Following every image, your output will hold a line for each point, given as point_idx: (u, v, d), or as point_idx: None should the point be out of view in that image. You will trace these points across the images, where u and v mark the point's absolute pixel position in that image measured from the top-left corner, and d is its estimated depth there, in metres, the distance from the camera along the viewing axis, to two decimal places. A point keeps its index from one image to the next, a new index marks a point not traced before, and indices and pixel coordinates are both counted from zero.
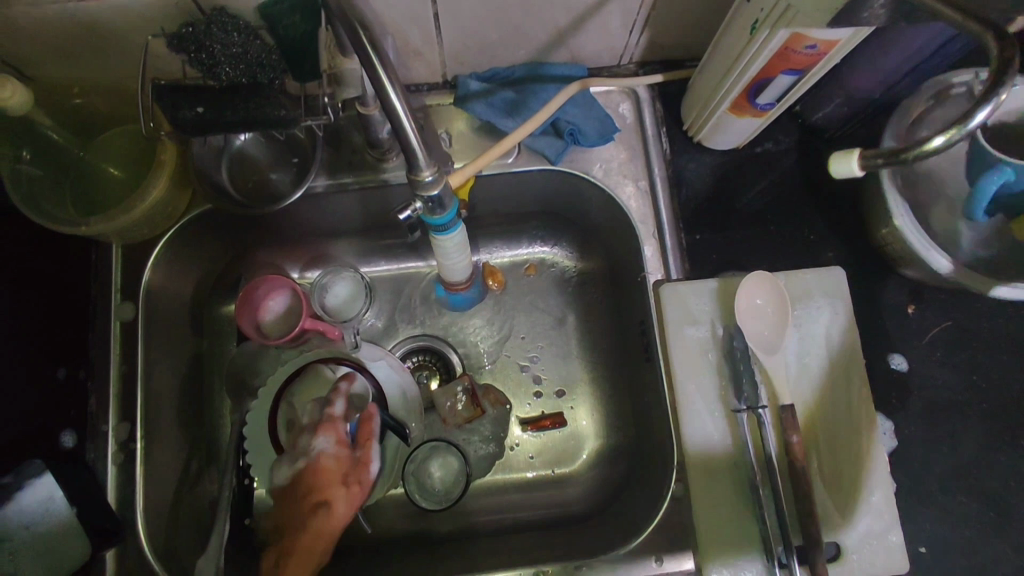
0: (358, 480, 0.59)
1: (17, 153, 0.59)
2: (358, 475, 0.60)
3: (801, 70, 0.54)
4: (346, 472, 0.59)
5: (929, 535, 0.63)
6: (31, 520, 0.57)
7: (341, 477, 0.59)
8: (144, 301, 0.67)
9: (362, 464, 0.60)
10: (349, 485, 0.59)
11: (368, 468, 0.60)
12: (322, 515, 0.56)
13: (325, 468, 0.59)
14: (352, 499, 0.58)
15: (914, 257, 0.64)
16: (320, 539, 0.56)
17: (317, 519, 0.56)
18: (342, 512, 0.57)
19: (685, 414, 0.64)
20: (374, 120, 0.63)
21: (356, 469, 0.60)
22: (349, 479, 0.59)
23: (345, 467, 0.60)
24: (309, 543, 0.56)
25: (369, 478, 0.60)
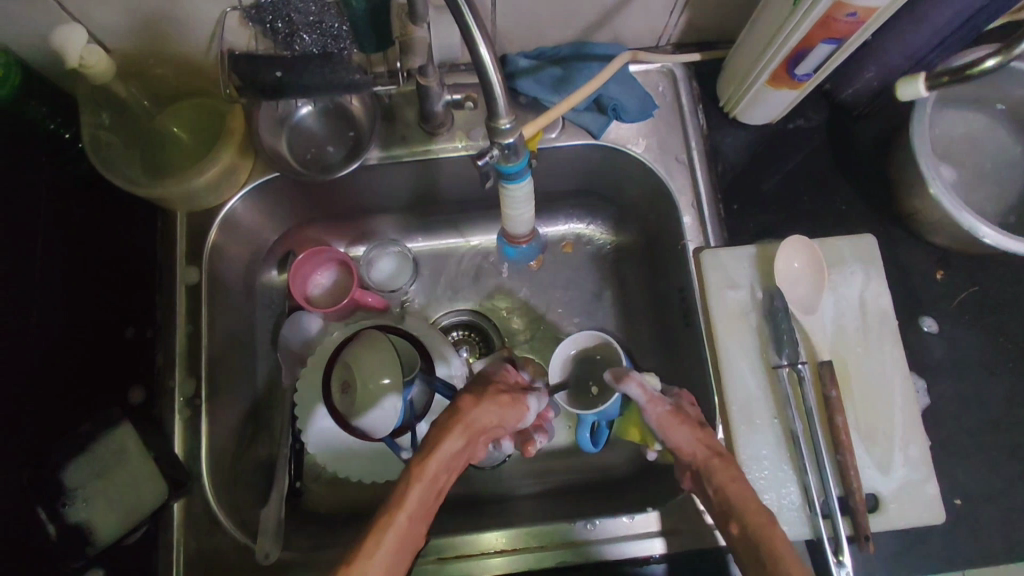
0: (516, 396, 0.59)
1: (98, 119, 0.64)
2: (516, 392, 0.60)
3: (840, 38, 0.57)
4: (505, 387, 0.60)
5: (962, 487, 0.66)
6: (104, 469, 0.60)
7: (499, 388, 0.59)
8: (207, 267, 0.70)
9: (520, 390, 0.60)
10: (501, 392, 0.58)
11: (524, 397, 0.60)
12: (475, 396, 0.56)
13: (488, 379, 0.61)
14: (502, 402, 0.57)
15: (944, 223, 0.67)
16: (462, 415, 0.53)
17: (468, 397, 0.55)
18: (489, 402, 0.56)
19: (727, 372, 0.66)
20: (431, 92, 0.66)
21: (514, 388, 0.60)
22: (505, 390, 0.59)
23: (507, 386, 0.60)
24: (455, 418, 0.53)
25: (524, 400, 0.59)
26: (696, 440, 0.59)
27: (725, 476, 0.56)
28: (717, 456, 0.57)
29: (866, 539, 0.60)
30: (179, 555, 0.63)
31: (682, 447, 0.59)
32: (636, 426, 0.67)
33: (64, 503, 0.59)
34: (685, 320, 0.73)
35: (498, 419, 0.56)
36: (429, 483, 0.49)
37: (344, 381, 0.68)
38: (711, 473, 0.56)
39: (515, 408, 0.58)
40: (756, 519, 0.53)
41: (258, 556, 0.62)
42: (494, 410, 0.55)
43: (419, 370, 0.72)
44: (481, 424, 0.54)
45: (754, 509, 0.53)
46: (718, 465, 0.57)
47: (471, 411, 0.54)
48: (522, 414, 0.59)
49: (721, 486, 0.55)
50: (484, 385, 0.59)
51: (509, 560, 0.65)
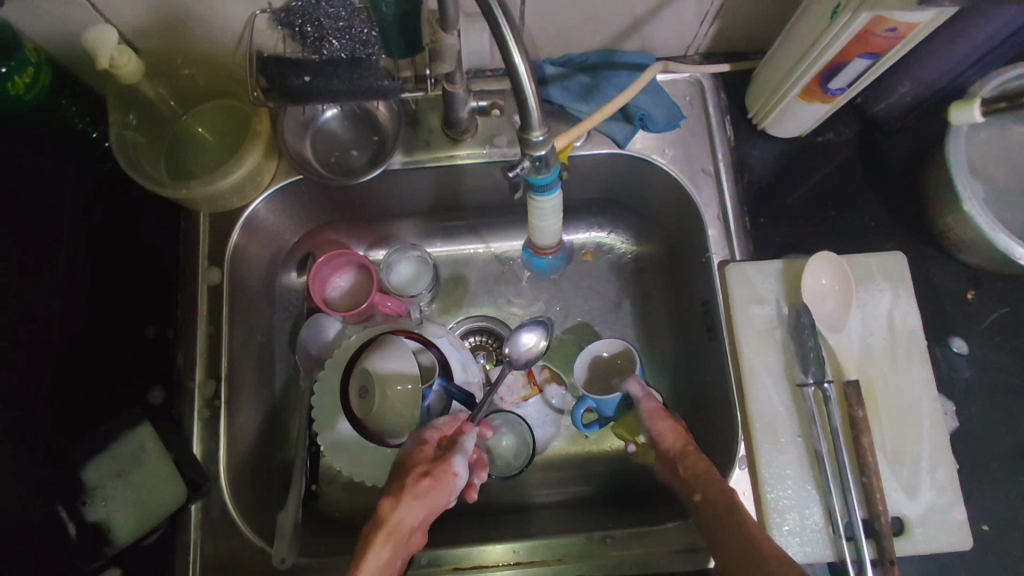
0: (436, 471, 0.56)
1: (126, 120, 0.64)
2: (436, 467, 0.57)
3: (878, 54, 0.56)
4: (424, 463, 0.58)
5: (990, 513, 0.65)
6: (123, 470, 0.61)
7: (418, 469, 0.57)
8: (230, 269, 0.70)
9: (442, 459, 0.58)
10: (421, 476, 0.56)
11: (448, 463, 0.57)
12: (391, 497, 0.54)
13: (407, 460, 0.58)
14: (422, 489, 0.55)
15: (978, 242, 0.66)
16: (378, 528, 0.52)
17: (385, 502, 0.54)
18: (408, 498, 0.54)
19: (750, 388, 0.66)
20: (457, 98, 0.65)
21: (435, 462, 0.57)
22: (423, 470, 0.57)
23: (427, 461, 0.58)
24: (374, 531, 0.52)
25: (447, 472, 0.57)
26: (675, 429, 0.64)
27: (692, 457, 0.61)
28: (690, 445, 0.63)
29: (891, 563, 0.59)
30: (196, 558, 0.63)
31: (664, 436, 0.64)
32: (623, 426, 0.71)
33: (83, 502, 0.59)
34: (708, 334, 0.72)
35: (426, 506, 0.54)
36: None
37: (361, 386, 0.68)
38: (685, 456, 0.61)
39: (439, 489, 0.55)
40: (716, 488, 0.58)
41: (274, 560, 0.62)
42: (415, 504, 0.54)
43: (438, 377, 0.71)
44: (403, 525, 0.53)
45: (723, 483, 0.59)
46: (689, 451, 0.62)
47: (391, 519, 0.53)
48: (450, 489, 0.56)
49: (692, 466, 0.61)
50: (404, 472, 0.57)
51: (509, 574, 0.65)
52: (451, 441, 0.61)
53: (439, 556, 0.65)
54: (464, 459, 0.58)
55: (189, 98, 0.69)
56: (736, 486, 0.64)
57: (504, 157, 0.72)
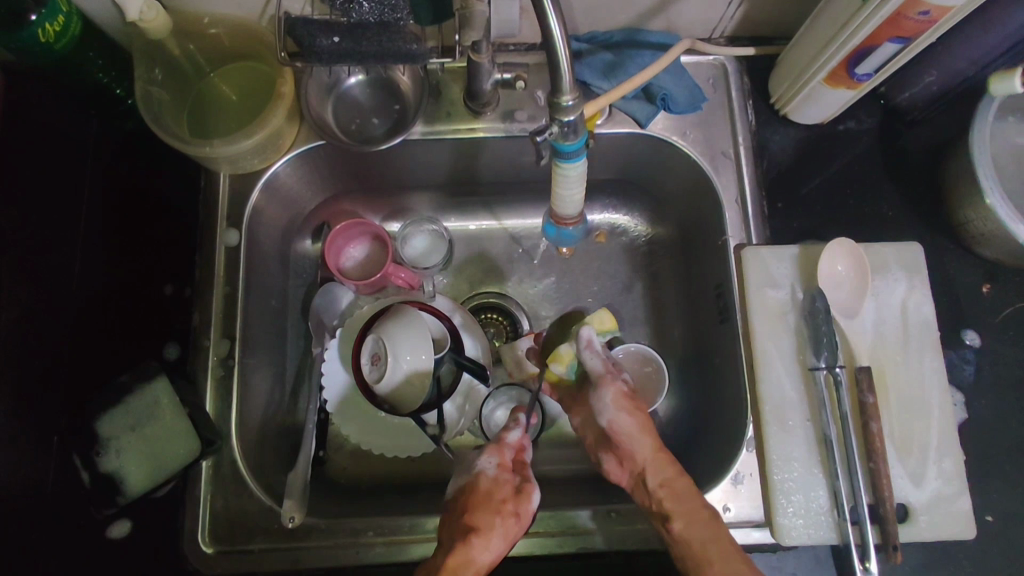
0: (520, 510, 0.57)
1: (151, 75, 0.65)
2: (520, 504, 0.57)
3: (908, 38, 0.56)
4: (509, 499, 0.57)
5: (995, 505, 0.66)
6: (137, 423, 0.62)
7: (503, 503, 0.57)
8: (247, 231, 0.70)
9: (525, 495, 0.58)
10: (508, 513, 0.56)
11: (529, 500, 0.58)
12: (483, 535, 0.54)
13: (492, 491, 0.58)
14: (509, 528, 0.55)
15: (997, 235, 0.66)
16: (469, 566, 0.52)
17: (476, 538, 0.53)
18: (497, 537, 0.54)
19: (762, 372, 0.66)
20: (481, 69, 0.65)
21: (519, 498, 0.58)
22: (512, 507, 0.57)
23: (508, 494, 0.58)
24: (463, 567, 0.52)
25: (529, 510, 0.58)
26: (643, 425, 0.62)
27: (674, 475, 0.59)
28: (662, 451, 0.61)
29: (894, 549, 0.59)
30: (205, 514, 0.63)
31: (628, 431, 0.62)
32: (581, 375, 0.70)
33: (97, 452, 0.61)
34: (720, 317, 0.72)
35: (507, 546, 0.55)
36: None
37: (374, 353, 0.67)
38: (661, 470, 0.59)
39: (521, 528, 0.56)
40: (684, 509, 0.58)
41: (283, 518, 0.63)
42: (502, 544, 0.54)
43: (448, 349, 0.70)
44: (489, 562, 0.53)
45: (700, 507, 0.58)
46: (666, 463, 0.60)
47: (480, 557, 0.53)
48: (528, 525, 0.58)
49: (667, 479, 0.59)
50: (486, 503, 0.57)
51: (510, 542, 0.64)
52: (523, 470, 0.61)
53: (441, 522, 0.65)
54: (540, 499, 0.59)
55: (215, 60, 0.69)
56: (743, 467, 0.65)
57: (521, 132, 0.72)
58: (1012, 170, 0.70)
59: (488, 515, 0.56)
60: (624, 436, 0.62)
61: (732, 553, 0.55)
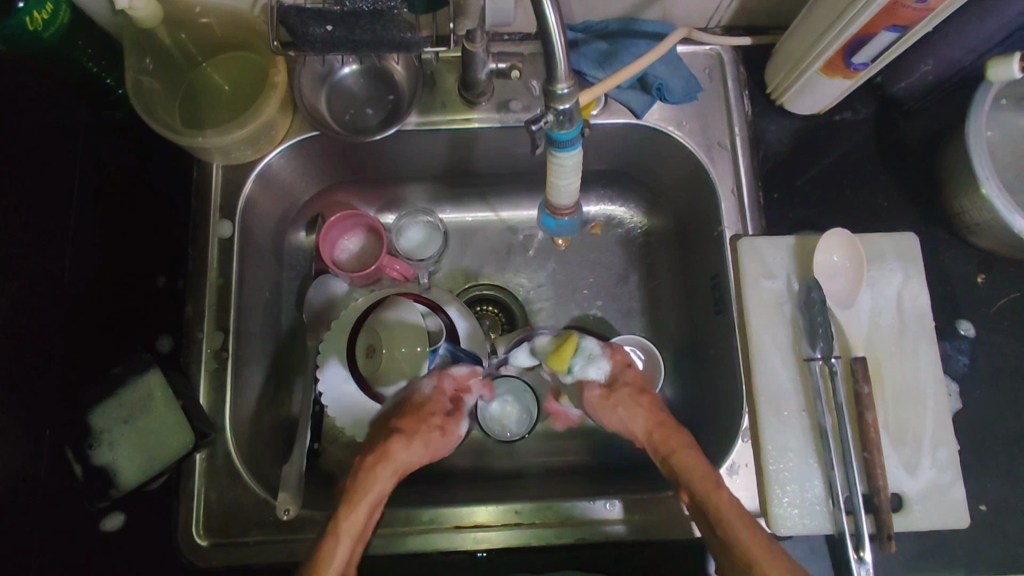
0: (445, 427, 0.67)
1: (142, 65, 0.64)
2: (446, 424, 0.67)
3: (905, 26, 0.56)
4: (438, 414, 0.67)
5: (989, 494, 0.66)
6: (130, 417, 0.61)
7: (434, 421, 0.67)
8: (241, 222, 0.69)
9: (453, 416, 0.68)
10: (432, 426, 0.66)
11: (457, 424, 0.68)
12: (403, 439, 0.64)
13: (423, 406, 0.68)
14: (429, 440, 0.66)
15: (993, 224, 0.66)
16: (387, 459, 0.63)
17: (397, 441, 0.64)
18: (417, 446, 0.64)
19: (757, 362, 0.66)
20: (476, 59, 0.65)
21: (447, 417, 0.68)
22: (438, 422, 0.67)
23: (438, 412, 0.68)
24: (380, 463, 0.63)
25: (455, 431, 0.68)
26: (629, 419, 0.67)
27: (687, 453, 0.62)
28: (658, 429, 0.65)
29: (888, 538, 0.59)
30: (200, 505, 0.64)
31: (616, 425, 0.67)
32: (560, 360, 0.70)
33: (90, 445, 0.60)
34: (716, 308, 0.72)
35: (424, 454, 0.65)
36: (356, 528, 0.57)
37: (369, 346, 0.67)
38: (663, 449, 0.63)
39: (442, 443, 0.67)
40: (703, 486, 0.59)
41: (278, 511, 0.62)
42: (421, 449, 0.65)
43: (443, 341, 0.71)
44: (406, 465, 0.64)
45: (710, 476, 0.60)
46: (666, 431, 0.65)
47: (396, 455, 0.63)
48: (453, 443, 0.68)
49: (674, 454, 0.63)
50: (416, 415, 0.67)
51: (506, 533, 0.65)
52: (459, 400, 0.70)
53: (437, 513, 0.65)
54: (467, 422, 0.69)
55: (207, 49, 0.68)
56: (739, 457, 0.66)
57: (517, 123, 0.71)
58: (1007, 161, 0.70)
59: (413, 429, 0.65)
60: (618, 424, 0.67)
61: (743, 525, 0.57)
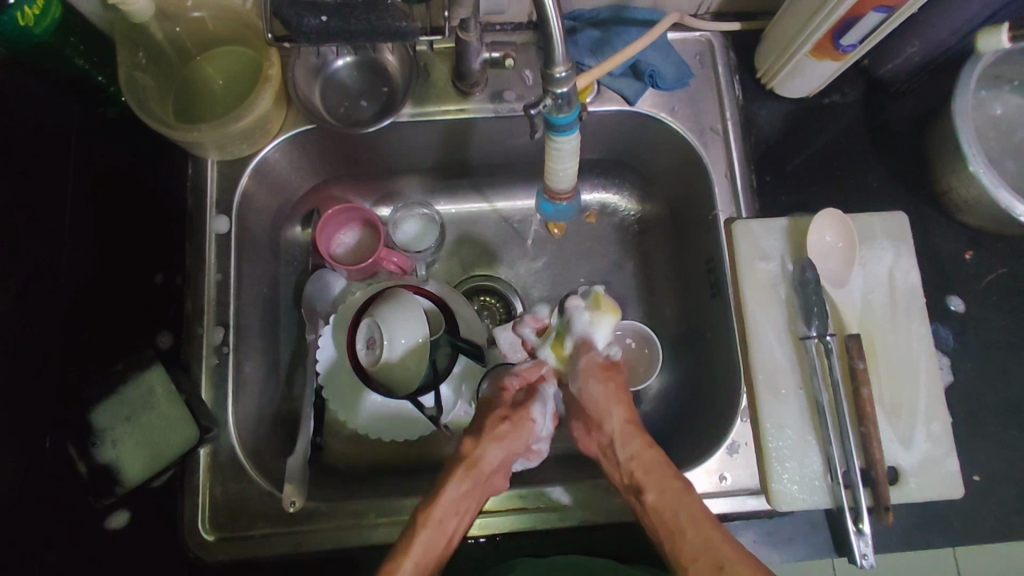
0: (514, 416, 0.61)
1: (135, 59, 0.64)
2: (518, 412, 0.62)
3: (892, 7, 0.57)
4: (506, 408, 0.62)
5: (982, 465, 0.68)
6: (131, 414, 0.61)
7: (501, 413, 0.61)
8: (237, 217, 0.69)
9: (521, 406, 0.62)
10: (500, 419, 0.61)
11: (529, 415, 0.62)
12: (475, 436, 0.59)
13: (495, 401, 0.63)
14: (501, 433, 0.60)
15: (981, 202, 0.67)
16: (464, 458, 0.58)
17: (466, 441, 0.59)
18: (489, 441, 0.59)
19: (754, 342, 0.67)
20: (470, 48, 0.65)
21: (515, 407, 0.62)
22: (503, 413, 0.61)
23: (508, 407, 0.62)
24: (456, 463, 0.58)
25: (526, 419, 0.61)
26: (614, 397, 0.63)
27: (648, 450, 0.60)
28: (632, 423, 0.62)
29: (885, 510, 0.60)
30: (205, 500, 0.64)
31: (595, 401, 0.63)
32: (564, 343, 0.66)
33: (93, 443, 0.60)
34: (712, 291, 0.73)
35: (506, 449, 0.60)
36: (435, 524, 0.54)
37: (370, 337, 0.67)
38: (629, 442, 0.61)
39: (516, 432, 0.60)
40: (670, 482, 0.58)
41: (284, 503, 0.63)
42: (496, 445, 0.59)
43: (443, 332, 0.70)
44: (484, 463, 0.58)
45: (673, 476, 0.58)
46: (642, 441, 0.61)
47: (472, 454, 0.58)
48: (528, 433, 0.61)
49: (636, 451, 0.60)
50: (486, 413, 0.62)
51: (513, 518, 0.65)
52: (531, 392, 0.64)
53: None
54: (542, 408, 0.63)
55: (201, 44, 0.68)
56: (738, 436, 0.66)
57: (511, 112, 0.72)
58: (989, 141, 0.72)
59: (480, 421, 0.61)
60: (594, 404, 0.63)
61: (710, 525, 0.55)
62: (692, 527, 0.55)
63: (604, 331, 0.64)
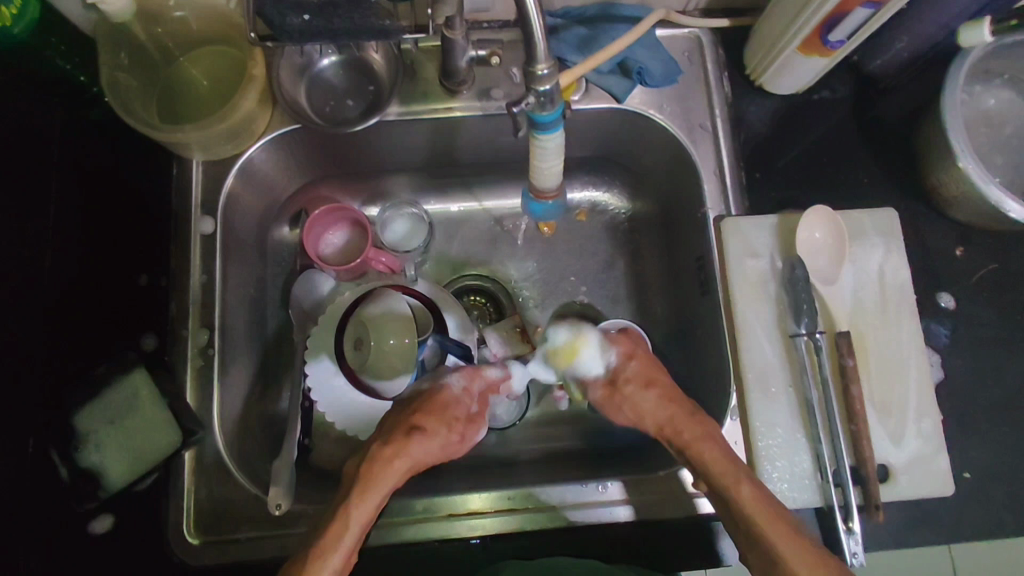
0: (466, 434, 0.64)
1: (117, 60, 0.63)
2: (468, 429, 0.64)
3: (880, 3, 0.56)
4: (461, 419, 0.64)
5: (972, 462, 0.68)
6: (114, 417, 0.62)
7: (455, 418, 0.64)
8: (223, 218, 0.69)
9: (473, 422, 0.65)
10: (453, 422, 0.63)
11: (477, 429, 0.65)
12: (422, 435, 0.60)
13: (450, 404, 0.64)
14: (447, 440, 0.62)
15: (971, 198, 0.67)
16: (402, 453, 0.58)
17: (415, 433, 0.60)
18: (433, 440, 0.61)
19: (744, 340, 0.66)
20: (456, 46, 0.64)
21: (469, 421, 0.65)
22: (460, 428, 0.63)
23: (462, 412, 0.65)
24: (397, 454, 0.58)
25: (473, 436, 0.64)
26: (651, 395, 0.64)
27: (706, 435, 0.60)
28: (674, 413, 0.63)
29: (875, 508, 0.60)
30: (190, 504, 0.63)
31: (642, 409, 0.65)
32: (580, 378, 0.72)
33: (76, 447, 0.60)
34: (702, 289, 0.73)
35: (438, 451, 0.61)
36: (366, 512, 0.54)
37: (357, 338, 0.66)
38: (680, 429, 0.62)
39: (460, 447, 0.63)
40: (718, 470, 0.58)
41: (271, 506, 0.62)
42: (436, 447, 0.61)
43: (432, 331, 0.69)
44: (420, 462, 0.60)
45: (718, 452, 0.59)
46: (686, 417, 0.62)
47: (414, 450, 0.59)
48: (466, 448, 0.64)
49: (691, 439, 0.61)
50: (443, 408, 0.63)
51: (502, 519, 0.65)
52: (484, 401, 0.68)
53: (432, 502, 0.65)
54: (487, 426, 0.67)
55: (184, 43, 0.67)
56: (728, 436, 0.66)
57: (499, 111, 0.71)
58: (980, 136, 0.71)
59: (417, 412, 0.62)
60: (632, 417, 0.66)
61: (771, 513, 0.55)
62: (753, 509, 0.55)
63: (591, 359, 0.68)
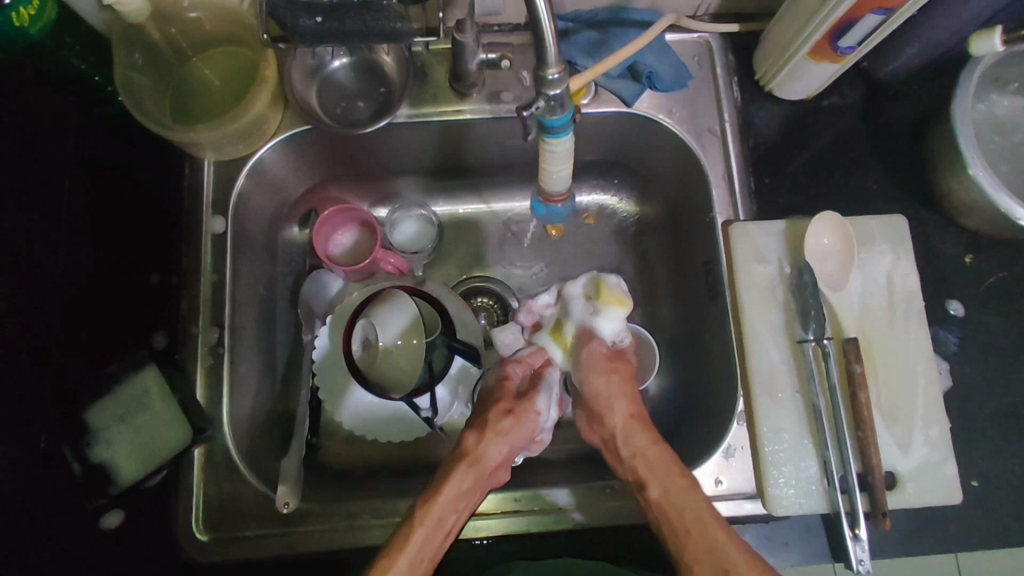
0: (516, 409, 0.60)
1: (132, 60, 0.64)
2: (523, 407, 0.61)
3: (890, 9, 0.57)
4: (506, 399, 0.61)
5: (981, 470, 0.68)
6: (126, 414, 0.63)
7: (504, 404, 0.61)
8: (234, 219, 0.70)
9: (525, 399, 0.62)
10: (505, 413, 0.60)
11: (532, 404, 0.61)
12: (477, 431, 0.59)
13: (494, 393, 0.62)
14: (504, 427, 0.59)
15: (980, 205, 0.67)
16: (466, 455, 0.57)
17: (470, 436, 0.58)
18: (492, 435, 0.58)
19: (751, 345, 0.67)
20: (466, 49, 0.64)
21: (518, 400, 0.61)
22: (506, 406, 0.61)
23: (510, 399, 0.62)
24: (456, 458, 0.57)
25: (529, 412, 0.61)
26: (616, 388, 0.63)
27: (658, 451, 0.60)
28: (635, 416, 0.62)
29: (882, 516, 0.60)
30: (198, 498, 0.65)
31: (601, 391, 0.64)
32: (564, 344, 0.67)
33: (86, 445, 0.60)
34: (709, 294, 0.73)
35: (509, 440, 0.59)
36: (433, 523, 0.53)
37: (365, 340, 0.67)
38: (631, 436, 0.61)
39: (520, 426, 0.60)
40: (667, 485, 0.58)
41: (277, 504, 0.63)
42: (498, 439, 0.59)
43: (438, 335, 0.69)
44: (486, 459, 0.58)
45: (678, 475, 0.58)
46: (649, 433, 0.61)
47: (474, 448, 0.58)
48: (532, 427, 0.61)
49: (638, 448, 0.60)
50: (487, 407, 0.61)
51: (505, 522, 0.65)
52: (535, 380, 0.64)
53: None
54: (546, 400, 0.63)
55: (198, 43, 0.68)
56: (734, 441, 0.66)
57: (507, 113, 0.71)
58: (990, 143, 0.71)
59: (481, 417, 0.60)
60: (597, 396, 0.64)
61: (717, 523, 0.56)
62: (693, 524, 0.56)
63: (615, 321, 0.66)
